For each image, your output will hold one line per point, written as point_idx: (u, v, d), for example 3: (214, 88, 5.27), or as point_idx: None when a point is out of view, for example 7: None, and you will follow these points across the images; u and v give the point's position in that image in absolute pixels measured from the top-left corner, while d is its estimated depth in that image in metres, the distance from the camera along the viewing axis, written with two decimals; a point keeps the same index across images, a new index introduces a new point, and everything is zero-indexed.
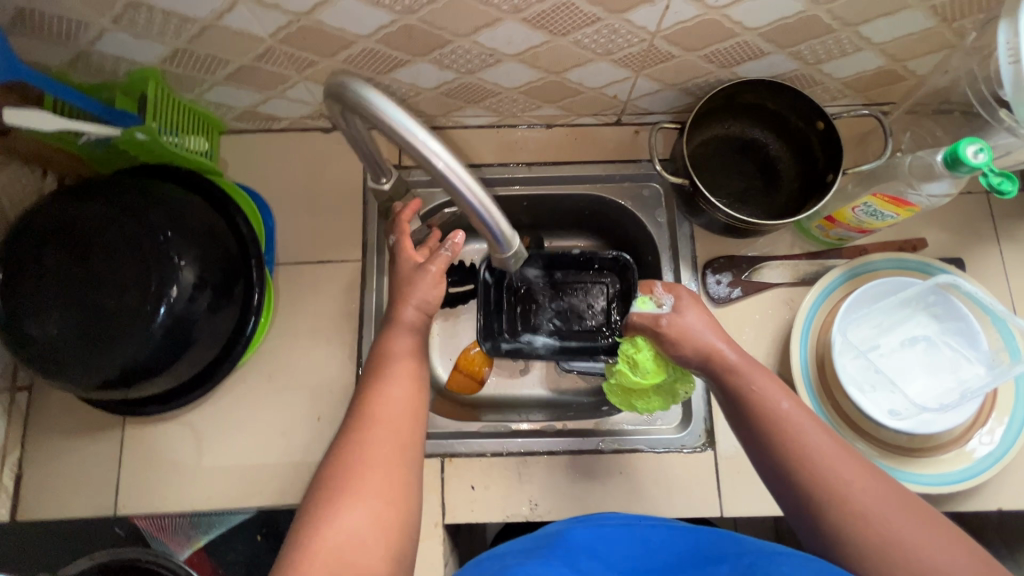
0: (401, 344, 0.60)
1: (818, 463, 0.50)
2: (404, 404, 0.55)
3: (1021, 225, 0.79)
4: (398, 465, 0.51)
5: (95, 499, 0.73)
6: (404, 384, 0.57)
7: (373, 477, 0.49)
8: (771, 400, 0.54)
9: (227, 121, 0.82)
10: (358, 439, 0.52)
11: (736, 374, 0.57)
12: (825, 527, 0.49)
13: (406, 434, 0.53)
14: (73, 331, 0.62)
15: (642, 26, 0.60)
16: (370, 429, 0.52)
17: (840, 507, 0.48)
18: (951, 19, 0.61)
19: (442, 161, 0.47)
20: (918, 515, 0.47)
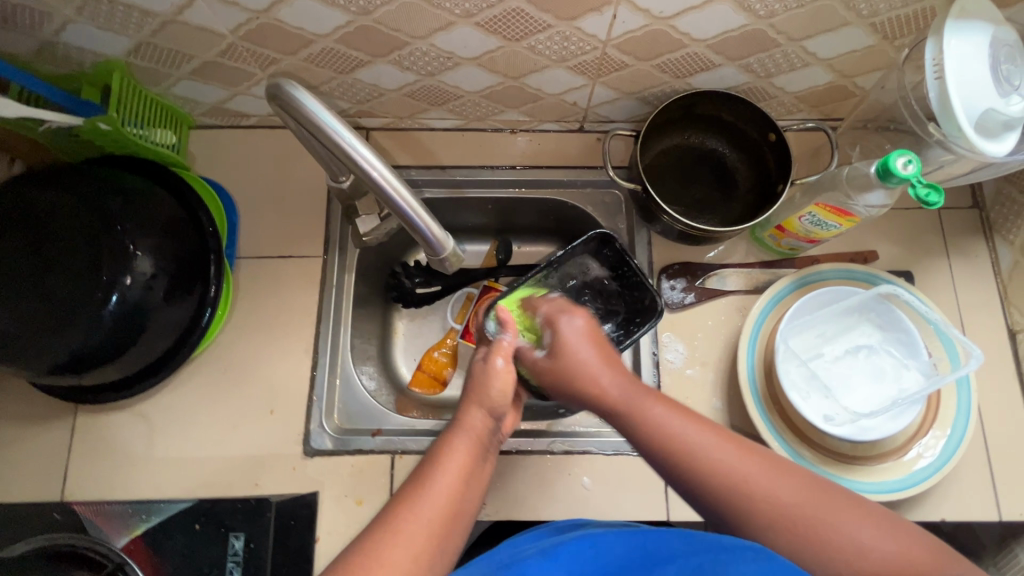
0: (473, 420, 0.59)
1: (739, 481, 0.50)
2: (456, 469, 0.54)
3: (970, 239, 0.80)
4: (438, 536, 0.50)
5: (40, 486, 0.72)
6: (460, 447, 0.56)
7: (412, 551, 0.48)
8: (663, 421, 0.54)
9: (196, 116, 0.83)
10: (405, 504, 0.51)
11: (636, 409, 0.56)
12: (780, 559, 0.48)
13: (456, 500, 0.52)
14: (21, 316, 0.62)
15: (593, 33, 0.62)
16: (420, 491, 0.52)
17: (783, 534, 0.48)
18: (890, 37, 0.63)
19: (376, 171, 0.51)
20: (852, 520, 0.47)
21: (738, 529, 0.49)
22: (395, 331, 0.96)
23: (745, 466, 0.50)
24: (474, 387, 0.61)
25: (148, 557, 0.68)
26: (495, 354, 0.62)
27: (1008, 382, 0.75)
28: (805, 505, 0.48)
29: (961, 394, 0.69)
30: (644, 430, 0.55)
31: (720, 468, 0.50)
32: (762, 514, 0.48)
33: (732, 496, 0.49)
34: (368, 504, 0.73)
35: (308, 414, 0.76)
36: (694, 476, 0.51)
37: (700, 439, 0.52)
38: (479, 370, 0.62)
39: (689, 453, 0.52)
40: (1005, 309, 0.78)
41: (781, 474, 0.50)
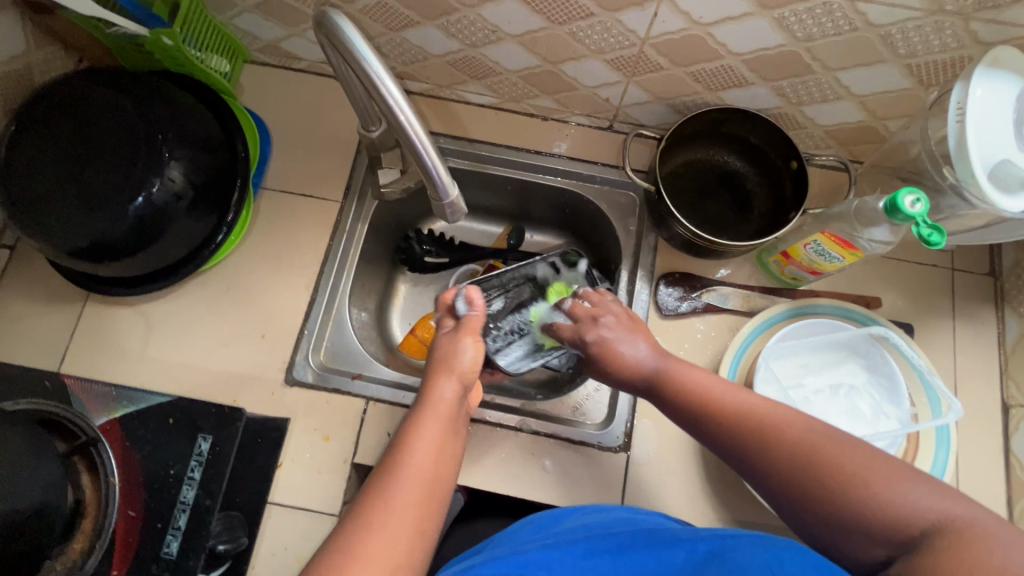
0: (448, 392, 0.56)
1: (774, 433, 0.50)
2: (431, 449, 0.51)
3: (980, 305, 0.79)
4: (417, 521, 0.47)
5: (39, 360, 0.76)
6: (431, 426, 0.53)
7: (390, 538, 0.45)
8: (693, 382, 0.57)
9: (252, 51, 0.88)
10: (378, 490, 0.48)
11: (669, 379, 0.58)
12: (795, 501, 0.48)
13: (433, 479, 0.50)
14: (59, 193, 0.66)
15: (633, 29, 0.65)
16: (394, 474, 0.49)
17: (808, 484, 0.47)
18: (926, 82, 0.64)
19: (403, 113, 0.54)
20: (877, 471, 0.45)
21: (758, 473, 0.50)
22: (396, 292, 0.98)
23: (774, 413, 0.51)
24: (441, 360, 0.59)
25: (121, 440, 0.70)
26: (465, 335, 0.60)
27: (992, 455, 0.73)
28: (829, 446, 0.47)
29: (938, 453, 0.68)
30: (683, 392, 0.57)
31: (744, 411, 0.52)
32: (783, 453, 0.48)
33: (753, 445, 0.50)
34: (334, 441, 0.75)
35: (296, 345, 0.79)
36: (729, 431, 0.52)
37: (729, 394, 0.54)
38: (444, 343, 0.60)
39: (716, 402, 0.54)
40: (1003, 381, 0.76)
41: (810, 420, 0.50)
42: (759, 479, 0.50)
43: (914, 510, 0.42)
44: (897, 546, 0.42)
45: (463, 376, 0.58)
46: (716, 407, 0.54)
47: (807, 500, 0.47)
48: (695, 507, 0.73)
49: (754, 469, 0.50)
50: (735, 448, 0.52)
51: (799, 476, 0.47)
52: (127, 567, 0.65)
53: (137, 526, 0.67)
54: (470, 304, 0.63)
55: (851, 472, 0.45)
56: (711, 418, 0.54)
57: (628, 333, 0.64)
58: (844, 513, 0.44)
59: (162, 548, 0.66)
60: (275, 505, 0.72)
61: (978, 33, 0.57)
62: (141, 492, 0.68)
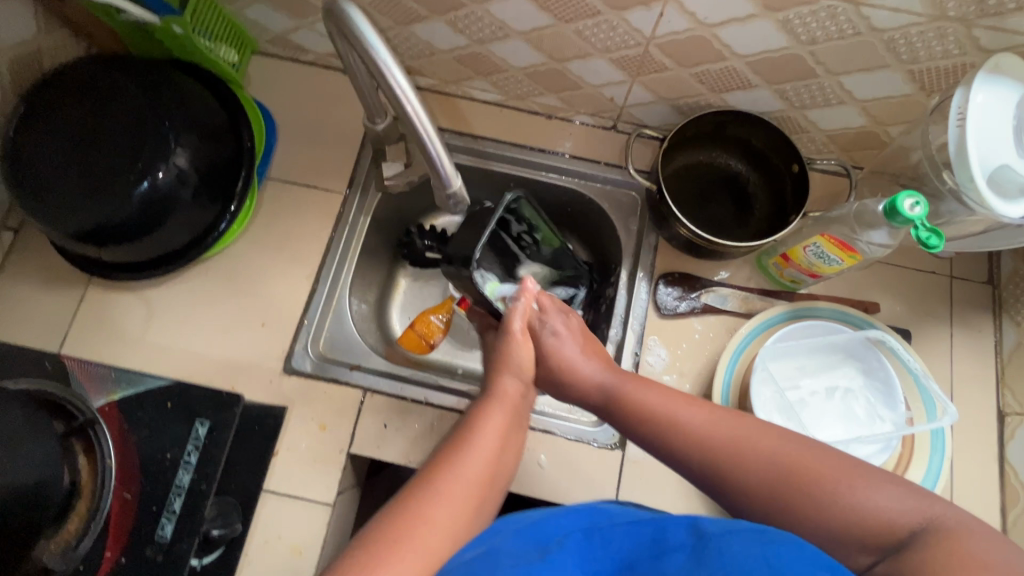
0: (511, 387, 0.61)
1: (736, 450, 0.50)
2: (494, 433, 0.55)
3: (978, 313, 0.79)
4: (478, 495, 0.50)
5: (40, 342, 0.77)
6: (494, 414, 0.57)
7: (456, 505, 0.48)
8: (646, 404, 0.57)
9: (261, 42, 0.89)
10: (446, 463, 0.51)
11: (624, 399, 0.58)
12: (774, 517, 0.48)
13: (494, 463, 0.53)
14: (65, 177, 0.67)
15: (639, 28, 0.65)
16: (461, 450, 0.53)
17: (782, 496, 0.47)
18: (927, 88, 0.64)
19: (410, 105, 0.55)
20: (852, 478, 0.46)
21: (733, 493, 0.50)
22: (397, 286, 0.99)
23: (737, 429, 0.51)
24: (501, 358, 0.64)
25: (119, 422, 0.70)
26: (512, 320, 0.65)
27: (986, 462, 0.74)
28: (804, 458, 0.48)
29: (932, 458, 0.68)
30: (636, 414, 0.57)
31: (707, 432, 0.52)
32: (758, 470, 0.49)
33: (718, 467, 0.50)
34: (331, 431, 0.75)
35: (295, 335, 0.79)
36: (692, 454, 0.52)
37: (684, 416, 0.54)
38: (499, 340, 0.65)
39: (678, 422, 0.54)
40: (999, 389, 0.76)
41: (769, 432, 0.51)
42: (733, 498, 0.50)
43: (892, 514, 0.44)
44: (881, 550, 0.44)
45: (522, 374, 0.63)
46: (679, 428, 0.54)
47: (785, 515, 0.47)
48: (689, 507, 0.73)
49: (724, 490, 0.50)
50: (704, 469, 0.51)
51: (770, 489, 0.48)
52: (121, 549, 0.66)
53: (132, 508, 0.67)
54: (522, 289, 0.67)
55: (829, 479, 0.46)
56: (671, 443, 0.54)
57: (578, 344, 0.64)
58: (823, 526, 0.45)
59: (156, 531, 0.66)
60: (270, 492, 0.72)
61: (981, 39, 0.57)
62: (137, 475, 0.68)
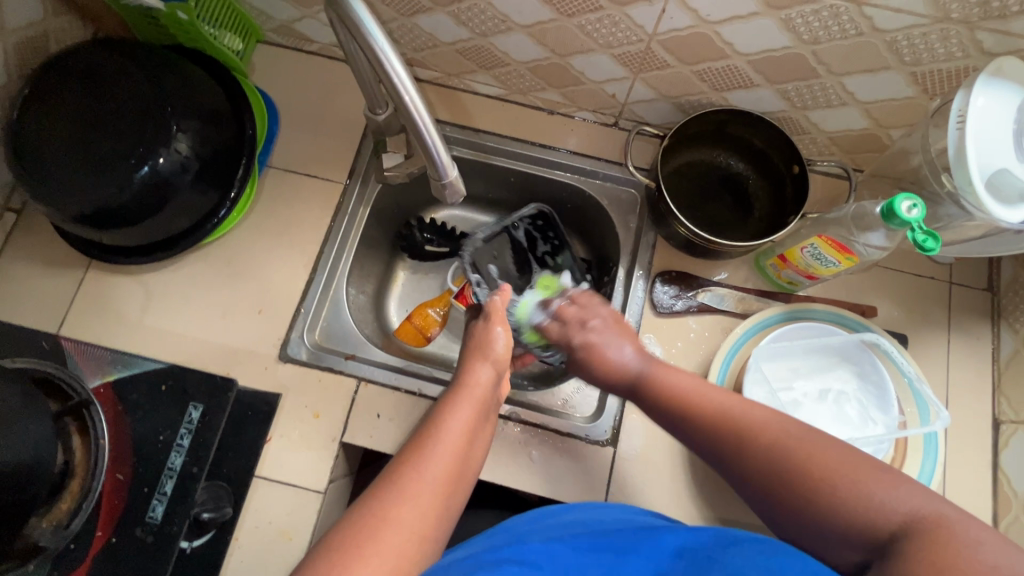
0: (483, 377, 0.59)
1: (756, 438, 0.51)
2: (461, 429, 0.54)
3: (976, 320, 0.79)
4: (444, 496, 0.49)
5: (39, 323, 0.77)
6: (465, 406, 0.56)
7: (420, 509, 0.47)
8: (681, 390, 0.58)
9: (266, 31, 0.89)
10: (410, 463, 0.50)
11: (657, 382, 0.59)
12: (779, 502, 0.48)
13: (461, 458, 0.52)
14: (66, 159, 0.67)
15: (641, 24, 0.65)
16: (428, 448, 0.51)
17: (786, 482, 0.48)
18: (930, 90, 0.64)
19: (408, 94, 0.55)
20: (854, 472, 0.45)
21: (745, 475, 0.51)
22: (395, 278, 0.99)
23: (759, 413, 0.52)
24: (476, 346, 0.62)
25: (113, 404, 0.71)
26: (494, 317, 0.63)
27: (980, 470, 0.73)
28: (811, 449, 0.48)
29: (925, 463, 0.68)
30: (670, 397, 0.58)
31: (728, 412, 0.54)
32: (769, 455, 0.49)
33: (734, 448, 0.52)
34: (324, 420, 0.76)
35: (291, 323, 0.80)
36: (713, 438, 0.53)
37: (715, 400, 0.55)
38: (478, 330, 0.64)
39: (701, 403, 0.56)
40: (995, 397, 0.76)
41: (782, 422, 0.51)
42: (746, 479, 0.51)
43: (891, 510, 0.43)
44: (878, 546, 0.43)
45: (497, 362, 0.61)
46: (703, 409, 0.55)
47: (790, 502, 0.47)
48: (678, 505, 0.73)
49: (738, 475, 0.51)
50: (722, 455, 0.53)
51: (778, 477, 0.48)
52: (111, 529, 0.66)
53: (124, 489, 0.67)
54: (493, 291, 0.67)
55: (825, 470, 0.46)
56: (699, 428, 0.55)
57: (616, 336, 0.65)
58: (824, 512, 0.45)
59: (147, 513, 0.67)
60: (260, 479, 0.72)
61: (984, 43, 0.57)
62: (130, 456, 0.69)
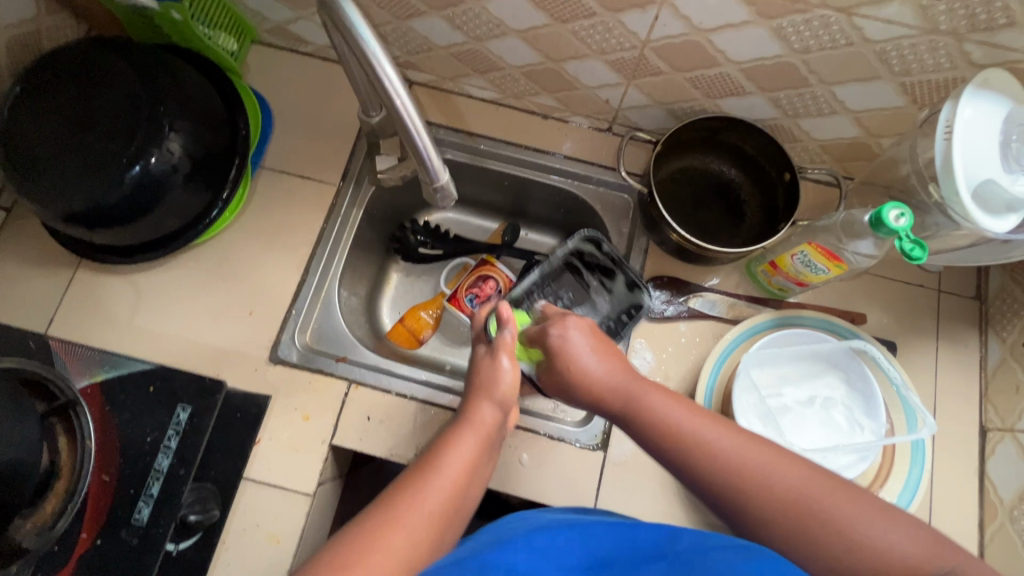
0: (485, 417, 0.59)
1: (761, 475, 0.49)
2: (461, 465, 0.54)
3: (964, 328, 0.79)
4: (438, 529, 0.49)
5: (28, 322, 0.77)
6: (467, 442, 0.56)
7: (411, 538, 0.47)
8: (677, 419, 0.54)
9: (261, 32, 0.89)
10: (406, 494, 0.50)
11: (643, 400, 0.56)
12: (760, 538, 0.48)
13: (459, 495, 0.52)
14: (56, 158, 0.67)
15: (634, 31, 0.66)
16: (424, 483, 0.51)
17: (792, 527, 0.47)
18: (919, 100, 0.65)
19: (400, 99, 0.55)
20: (858, 509, 0.46)
21: (736, 514, 0.49)
22: (389, 280, 0.99)
23: (752, 455, 0.50)
24: (482, 383, 0.61)
25: (101, 404, 0.70)
26: (502, 353, 0.62)
27: (966, 478, 0.74)
28: (810, 487, 0.48)
29: (912, 471, 0.69)
30: (660, 423, 0.54)
31: (724, 455, 0.50)
32: (769, 492, 0.48)
33: (741, 485, 0.49)
34: (314, 422, 0.75)
35: (282, 324, 0.79)
36: (716, 473, 0.50)
37: (709, 429, 0.52)
38: (484, 365, 0.62)
39: (699, 437, 0.52)
40: (982, 405, 0.76)
41: (783, 458, 0.50)
42: (730, 515, 0.50)
43: (880, 549, 0.45)
44: None
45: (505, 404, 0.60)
46: (697, 443, 0.52)
47: (767, 536, 0.47)
48: (667, 509, 0.73)
49: (743, 523, 0.49)
50: (719, 498, 0.50)
51: (782, 523, 0.47)
52: (96, 531, 0.66)
53: (110, 491, 0.67)
54: (500, 322, 0.63)
55: (825, 516, 0.46)
56: (698, 466, 0.51)
57: (602, 344, 0.62)
58: (802, 554, 0.46)
59: (133, 515, 0.67)
60: (248, 480, 0.72)
61: (972, 54, 0.58)
62: (117, 457, 0.68)
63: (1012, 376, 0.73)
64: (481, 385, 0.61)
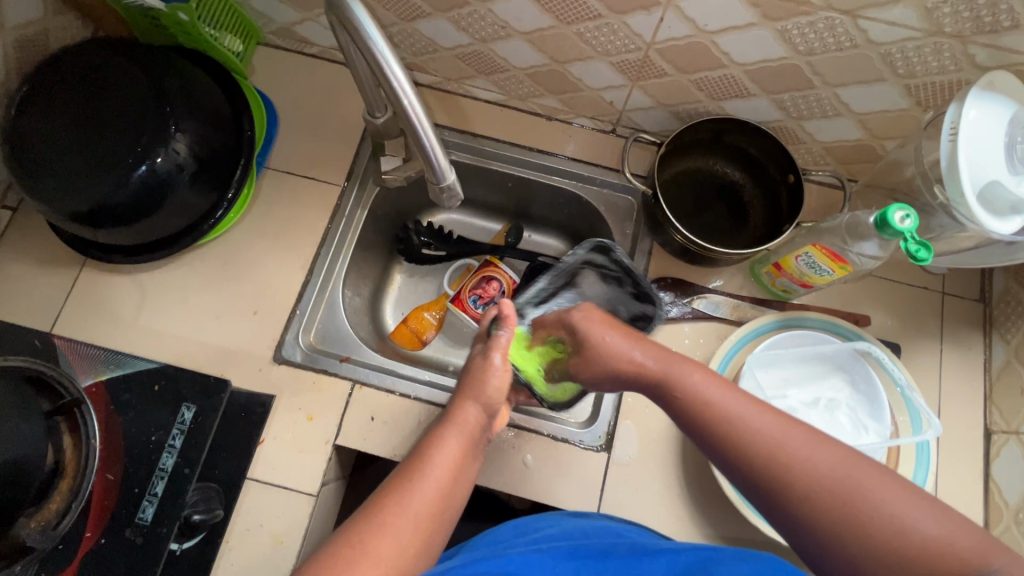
0: (469, 416, 0.58)
1: (800, 460, 0.47)
2: (447, 465, 0.53)
3: (968, 331, 0.79)
4: (425, 532, 0.49)
5: (33, 320, 0.77)
6: (451, 442, 0.55)
7: (399, 542, 0.47)
8: (712, 398, 0.52)
9: (266, 33, 0.89)
10: (392, 500, 0.49)
11: (674, 380, 0.55)
12: (804, 527, 0.46)
13: (444, 496, 0.52)
14: (62, 156, 0.67)
15: (639, 33, 0.66)
16: (408, 487, 0.51)
17: (831, 515, 0.45)
18: (922, 103, 0.65)
19: (407, 99, 0.55)
20: (901, 502, 0.44)
21: (777, 499, 0.47)
22: (392, 281, 0.99)
23: (793, 438, 0.48)
24: (470, 382, 0.61)
25: (105, 403, 0.70)
26: (494, 351, 0.61)
27: (971, 481, 0.74)
28: (851, 473, 0.46)
29: (917, 474, 0.69)
30: (693, 402, 0.53)
31: (759, 433, 0.49)
32: (809, 479, 0.46)
33: (779, 469, 0.47)
34: (317, 422, 0.75)
35: (286, 324, 0.80)
36: (754, 456, 0.48)
37: (746, 411, 0.50)
38: (476, 364, 0.62)
39: (736, 420, 0.50)
40: (987, 407, 0.76)
41: (825, 446, 0.47)
42: (769, 498, 0.48)
43: (927, 539, 0.43)
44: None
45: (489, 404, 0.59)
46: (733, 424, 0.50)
47: (802, 521, 0.46)
48: (672, 511, 0.73)
49: (780, 510, 0.47)
50: (754, 483, 0.49)
51: (819, 512, 0.45)
52: (100, 530, 0.65)
53: (114, 489, 0.67)
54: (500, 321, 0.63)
55: (867, 506, 0.44)
56: (733, 448, 0.49)
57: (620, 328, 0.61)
58: (844, 543, 0.44)
59: (137, 514, 0.66)
60: (253, 481, 0.72)
61: (976, 57, 0.58)
62: (121, 456, 0.68)
63: (1017, 378, 0.73)
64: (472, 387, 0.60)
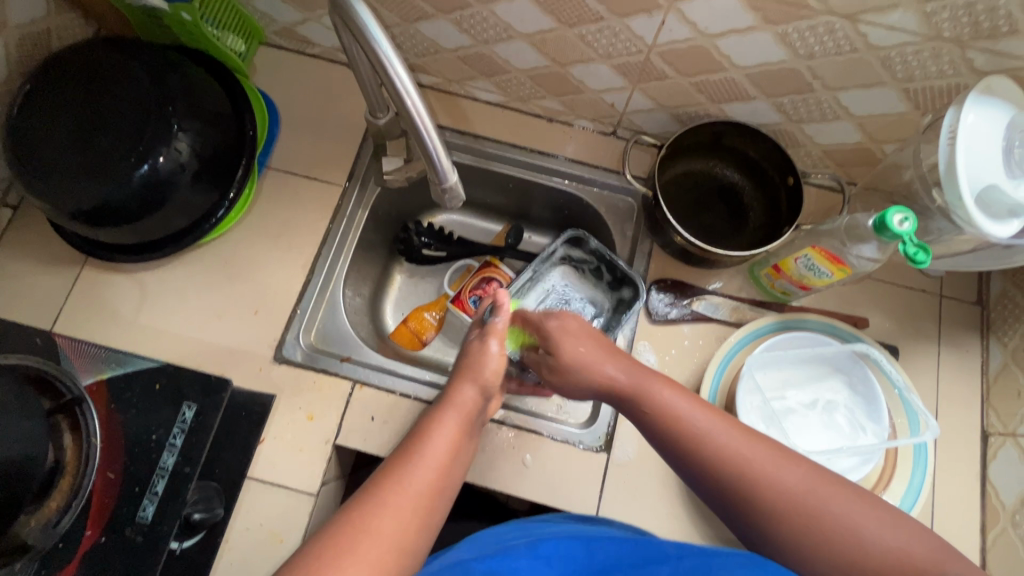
0: (466, 396, 0.59)
1: (765, 476, 0.50)
2: (445, 447, 0.54)
3: (966, 333, 0.80)
4: (424, 509, 0.49)
5: (33, 319, 0.77)
6: (449, 423, 0.56)
7: (399, 521, 0.47)
8: (682, 412, 0.55)
9: (268, 33, 0.90)
10: (394, 478, 0.50)
11: (645, 393, 0.58)
12: (765, 536, 0.50)
13: (443, 477, 0.52)
14: (65, 155, 0.67)
15: (641, 35, 0.66)
16: (408, 466, 0.51)
17: (795, 529, 0.48)
18: (921, 107, 0.65)
19: (410, 99, 0.55)
20: (856, 514, 0.48)
21: (745, 514, 0.51)
22: (393, 281, 1.00)
23: (762, 456, 0.51)
24: (468, 364, 0.62)
25: (106, 402, 0.70)
26: (491, 337, 0.63)
27: (968, 482, 0.74)
28: (810, 488, 0.49)
29: (914, 475, 0.69)
30: (663, 416, 0.56)
31: (724, 448, 0.52)
32: (772, 495, 0.50)
33: (745, 485, 0.50)
34: (317, 422, 0.75)
35: (287, 324, 0.80)
36: (721, 474, 0.52)
37: (712, 427, 0.54)
38: (474, 348, 0.63)
39: (704, 437, 0.53)
40: (984, 409, 0.77)
41: (786, 463, 0.51)
42: (736, 508, 0.51)
43: (881, 550, 0.47)
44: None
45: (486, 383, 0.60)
46: (700, 440, 0.53)
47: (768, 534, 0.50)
48: (671, 512, 0.73)
49: (747, 522, 0.51)
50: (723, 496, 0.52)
51: (783, 523, 0.49)
52: (101, 528, 0.65)
53: (115, 488, 0.67)
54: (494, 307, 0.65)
55: (824, 518, 0.48)
56: (702, 466, 0.53)
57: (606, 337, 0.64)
58: (805, 554, 0.48)
59: (138, 512, 0.66)
60: (253, 480, 0.72)
61: (974, 61, 0.58)
62: (121, 454, 0.68)
63: (1014, 380, 0.74)
64: (470, 367, 0.61)
